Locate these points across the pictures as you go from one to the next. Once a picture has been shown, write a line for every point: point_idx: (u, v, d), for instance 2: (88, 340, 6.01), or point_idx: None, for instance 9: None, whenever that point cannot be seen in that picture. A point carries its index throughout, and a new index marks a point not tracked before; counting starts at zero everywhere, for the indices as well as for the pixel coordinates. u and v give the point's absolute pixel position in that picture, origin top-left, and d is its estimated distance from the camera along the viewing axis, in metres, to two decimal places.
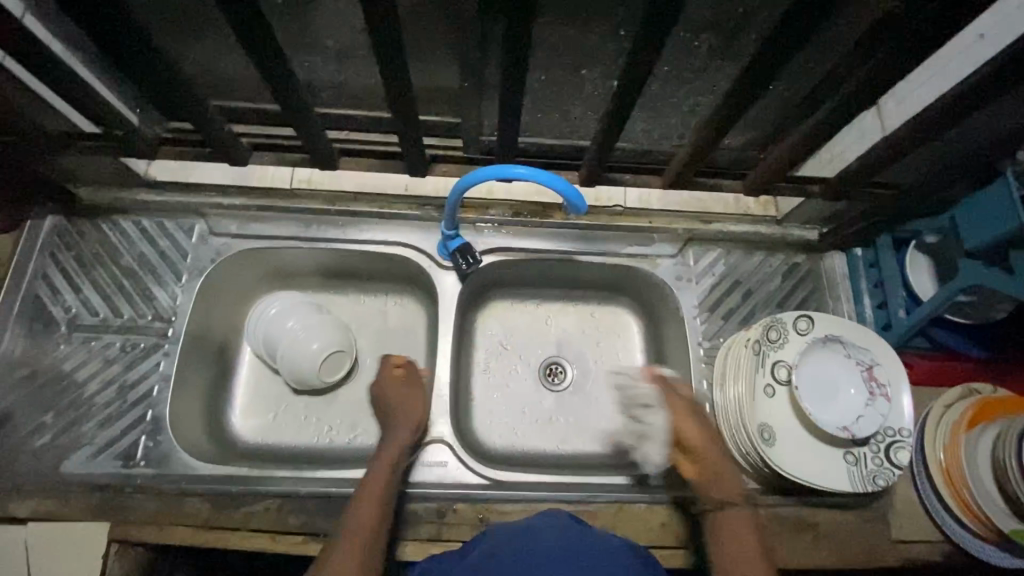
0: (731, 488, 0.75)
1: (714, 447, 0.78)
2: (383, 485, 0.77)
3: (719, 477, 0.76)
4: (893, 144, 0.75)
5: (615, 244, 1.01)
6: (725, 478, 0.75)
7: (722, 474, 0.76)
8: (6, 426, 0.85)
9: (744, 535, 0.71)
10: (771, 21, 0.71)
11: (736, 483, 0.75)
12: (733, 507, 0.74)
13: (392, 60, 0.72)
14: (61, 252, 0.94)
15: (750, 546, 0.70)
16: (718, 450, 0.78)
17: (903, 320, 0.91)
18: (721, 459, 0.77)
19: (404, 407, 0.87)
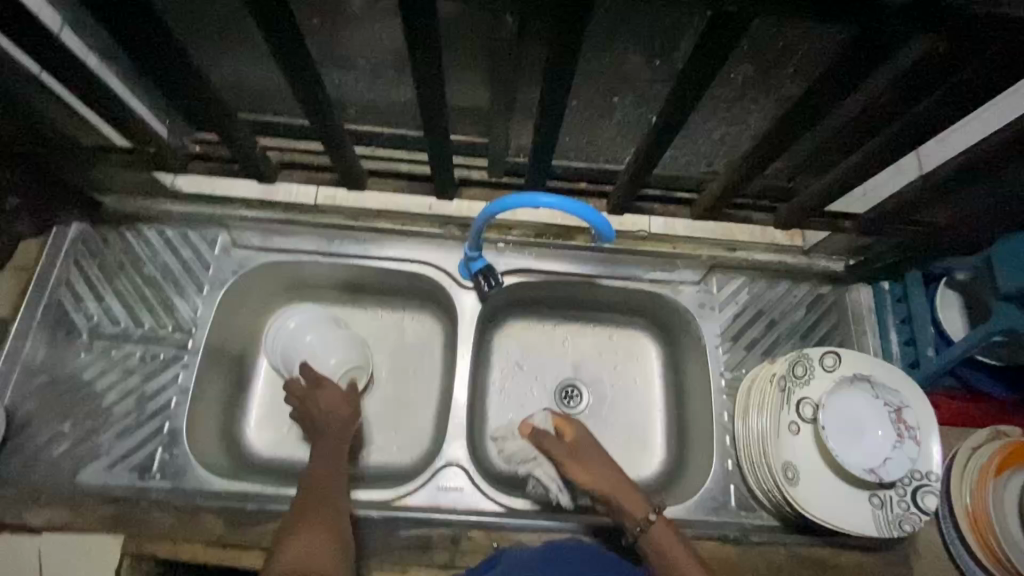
0: (637, 513, 0.78)
1: (614, 478, 0.82)
2: (325, 479, 0.79)
3: (628, 510, 0.78)
4: (932, 184, 0.74)
5: (637, 268, 1.00)
6: (631, 509, 0.78)
7: (625, 502, 0.79)
8: (25, 433, 0.85)
9: (675, 551, 0.74)
10: (813, 56, 0.70)
11: (642, 506, 0.78)
12: (653, 538, 0.76)
13: (426, 83, 0.72)
14: (85, 259, 0.94)
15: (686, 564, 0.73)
16: (599, 472, 0.82)
17: (933, 359, 0.89)
18: (623, 484, 0.81)
19: (327, 402, 0.87)
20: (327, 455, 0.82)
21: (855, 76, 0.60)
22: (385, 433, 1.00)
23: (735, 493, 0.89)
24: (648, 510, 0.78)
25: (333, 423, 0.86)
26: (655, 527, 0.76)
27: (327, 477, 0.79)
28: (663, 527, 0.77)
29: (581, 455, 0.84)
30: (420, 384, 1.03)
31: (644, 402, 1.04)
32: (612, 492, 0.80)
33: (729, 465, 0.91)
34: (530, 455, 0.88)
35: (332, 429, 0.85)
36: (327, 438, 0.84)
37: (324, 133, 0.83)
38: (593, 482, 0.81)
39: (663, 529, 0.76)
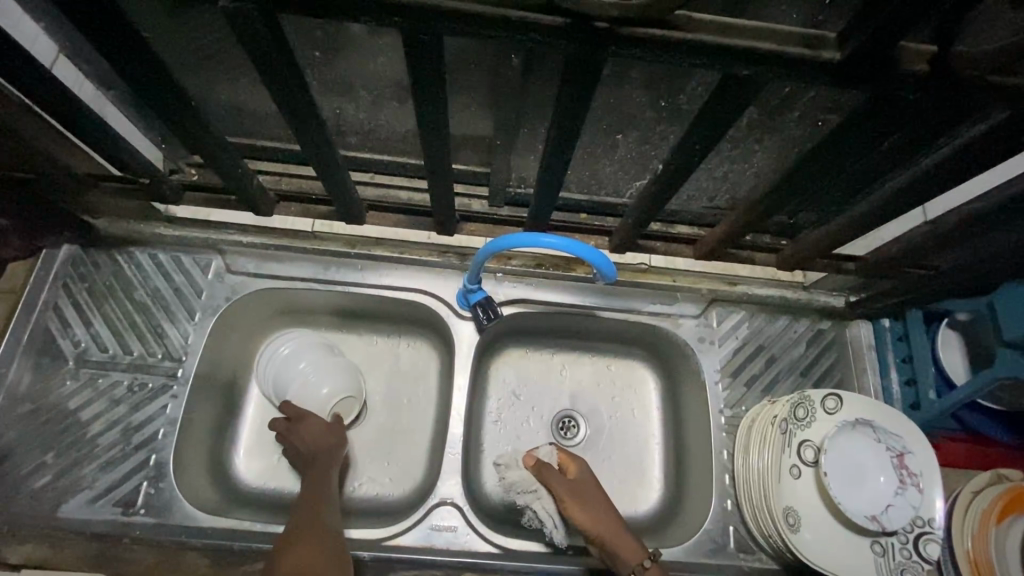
0: (632, 560, 0.75)
1: (611, 521, 0.79)
2: (315, 505, 0.77)
3: (623, 556, 0.76)
4: (935, 231, 0.74)
5: (637, 300, 0.99)
6: (625, 555, 0.76)
7: (619, 547, 0.77)
8: (5, 464, 0.83)
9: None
10: (818, 105, 0.69)
11: (636, 552, 0.76)
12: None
13: (429, 120, 0.71)
14: (75, 283, 0.92)
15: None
16: (596, 513, 0.80)
17: (934, 401, 0.88)
18: (620, 529, 0.79)
19: (309, 428, 0.87)
20: (314, 480, 0.81)
21: (864, 128, 0.59)
22: (378, 464, 0.98)
23: (734, 535, 0.88)
24: (642, 557, 0.75)
25: (320, 450, 0.85)
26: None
27: (316, 504, 0.78)
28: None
29: (580, 490, 0.83)
30: (415, 413, 1.01)
31: (642, 434, 1.02)
32: (608, 536, 0.77)
33: (729, 505, 0.90)
34: (530, 487, 0.85)
35: (317, 455, 0.84)
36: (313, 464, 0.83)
37: (323, 164, 0.82)
38: (591, 521, 0.79)
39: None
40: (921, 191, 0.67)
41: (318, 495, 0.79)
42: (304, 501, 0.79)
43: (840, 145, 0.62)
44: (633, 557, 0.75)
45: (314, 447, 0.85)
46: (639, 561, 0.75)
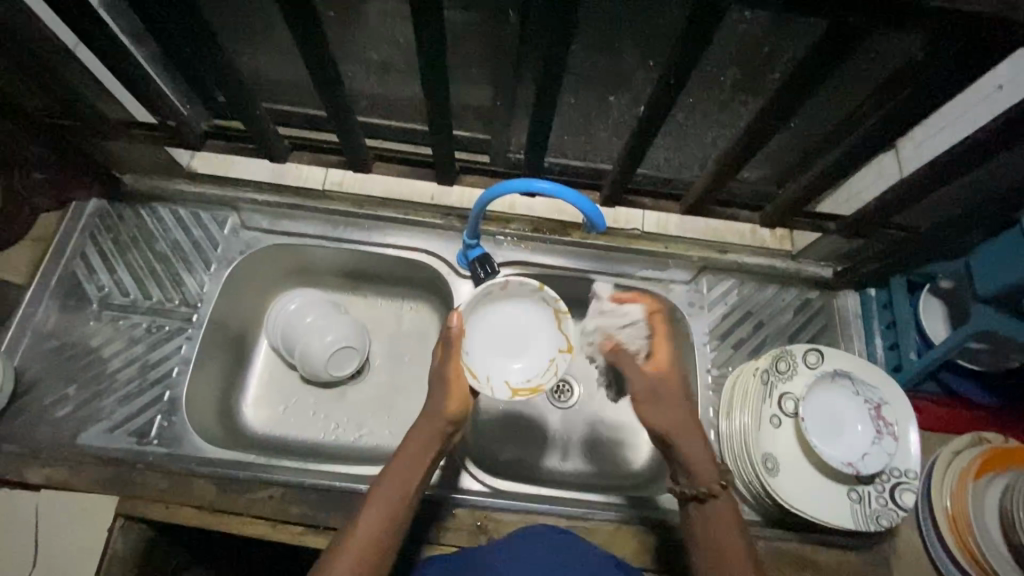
0: (709, 478, 0.74)
1: (698, 447, 0.76)
2: (372, 559, 0.66)
3: (699, 478, 0.74)
4: (909, 186, 0.78)
5: (630, 266, 1.01)
6: (700, 476, 0.74)
7: (700, 462, 0.75)
8: (31, 394, 0.89)
9: (724, 527, 0.72)
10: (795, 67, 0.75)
11: (712, 477, 0.74)
12: (715, 509, 0.73)
13: (435, 75, 0.77)
14: (100, 233, 0.99)
15: (734, 547, 0.70)
16: (678, 416, 0.78)
17: (914, 363, 0.90)
18: (705, 452, 0.76)
19: (414, 455, 0.73)
20: (388, 521, 0.69)
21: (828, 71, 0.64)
22: (377, 417, 1.02)
23: (718, 486, 0.90)
24: (715, 483, 0.74)
25: (411, 491, 0.72)
26: (718, 501, 0.73)
27: (376, 554, 0.66)
28: (725, 504, 0.73)
29: (669, 384, 0.79)
30: (416, 371, 1.05)
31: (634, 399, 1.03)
32: (690, 454, 0.75)
33: (713, 459, 0.92)
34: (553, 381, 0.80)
35: (407, 498, 0.71)
36: (396, 496, 0.70)
37: (335, 120, 0.88)
38: (671, 426, 0.77)
39: (726, 507, 0.73)
40: (882, 139, 0.73)
41: (385, 538, 0.68)
42: (368, 535, 0.67)
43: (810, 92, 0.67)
44: (710, 480, 0.74)
45: (405, 487, 0.71)
46: (716, 485, 0.73)
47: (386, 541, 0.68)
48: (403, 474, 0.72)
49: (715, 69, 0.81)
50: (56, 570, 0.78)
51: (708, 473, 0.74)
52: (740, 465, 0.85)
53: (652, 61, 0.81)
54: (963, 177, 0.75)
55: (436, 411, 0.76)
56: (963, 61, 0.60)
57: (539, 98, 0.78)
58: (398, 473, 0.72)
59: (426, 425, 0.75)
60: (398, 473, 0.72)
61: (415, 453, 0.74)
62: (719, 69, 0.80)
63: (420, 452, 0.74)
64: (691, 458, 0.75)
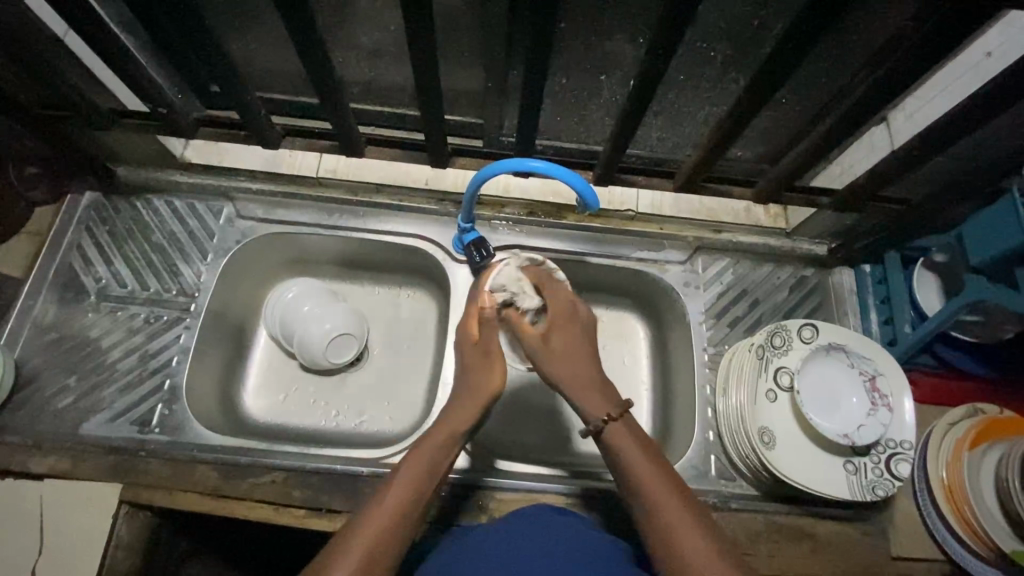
0: (604, 409, 0.71)
1: (585, 378, 0.74)
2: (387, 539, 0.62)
3: (589, 409, 0.72)
4: (900, 157, 0.78)
5: (624, 248, 1.00)
6: (592, 409, 0.71)
7: (594, 395, 0.72)
8: (33, 385, 0.89)
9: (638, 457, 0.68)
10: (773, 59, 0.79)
11: (605, 405, 0.71)
12: (612, 439, 0.69)
13: (425, 60, 0.77)
14: (96, 226, 0.99)
15: (654, 474, 0.66)
16: (580, 362, 0.74)
17: (908, 335, 0.91)
18: (596, 382, 0.74)
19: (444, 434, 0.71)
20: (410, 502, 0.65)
21: (814, 38, 0.65)
22: (378, 403, 1.02)
23: (716, 463, 0.90)
24: (610, 410, 0.71)
25: (434, 477, 0.69)
26: (612, 428, 0.70)
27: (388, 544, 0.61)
28: (623, 429, 0.70)
29: (555, 330, 0.77)
30: (415, 358, 1.05)
31: (632, 381, 1.04)
32: (575, 389, 0.73)
33: (711, 436, 0.92)
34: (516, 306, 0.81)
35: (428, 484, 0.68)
36: (418, 480, 0.67)
37: (328, 107, 0.88)
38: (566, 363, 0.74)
39: (621, 432, 0.69)
40: (871, 109, 0.74)
41: (404, 517, 0.64)
42: (390, 511, 0.64)
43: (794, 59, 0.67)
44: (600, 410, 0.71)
45: (432, 470, 0.69)
46: (612, 411, 0.71)
47: (406, 524, 0.64)
48: (429, 454, 0.69)
49: (705, 44, 0.81)
50: (61, 557, 0.79)
51: (607, 407, 0.71)
52: (738, 440, 0.86)
53: (641, 38, 0.82)
54: (952, 147, 0.76)
55: (467, 394, 0.75)
56: (949, 26, 0.61)
57: (529, 79, 0.79)
58: (426, 459, 0.69)
59: (458, 411, 0.73)
60: (426, 454, 0.69)
61: (446, 434, 0.71)
62: (708, 44, 0.81)
63: (446, 434, 0.72)
64: (586, 390, 0.73)
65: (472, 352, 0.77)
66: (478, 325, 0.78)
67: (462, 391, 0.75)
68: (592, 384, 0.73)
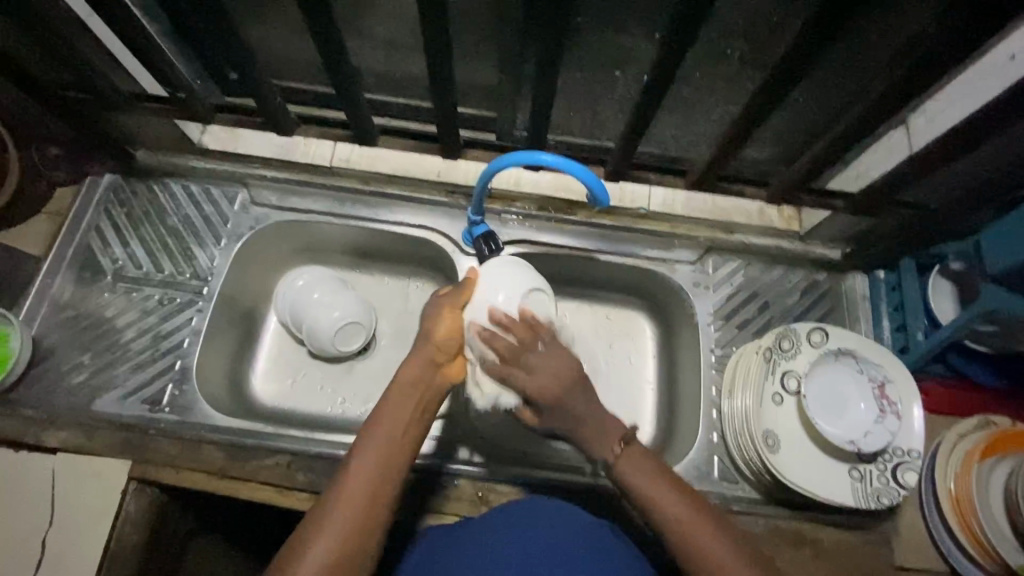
0: (607, 450, 0.68)
1: (590, 422, 0.70)
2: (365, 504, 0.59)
3: (595, 451, 0.69)
4: (919, 161, 0.77)
5: (635, 246, 1.00)
6: (598, 446, 0.69)
7: (596, 437, 0.69)
8: (49, 360, 0.92)
9: (657, 487, 0.65)
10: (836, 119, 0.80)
11: (614, 437, 0.69)
12: (624, 476, 0.67)
13: (438, 51, 0.77)
14: (114, 208, 1.01)
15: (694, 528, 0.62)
16: (591, 415, 0.70)
17: (921, 343, 0.89)
18: (599, 419, 0.70)
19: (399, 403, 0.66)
20: (383, 458, 0.62)
21: (832, 35, 0.64)
22: (383, 393, 1.03)
23: (719, 465, 0.90)
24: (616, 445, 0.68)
25: (405, 431, 0.64)
26: (624, 461, 0.67)
27: (368, 509, 0.59)
28: (636, 458, 0.67)
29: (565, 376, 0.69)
30: None
31: (636, 379, 1.03)
32: (580, 432, 0.70)
33: (714, 437, 0.91)
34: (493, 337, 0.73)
35: (401, 436, 0.64)
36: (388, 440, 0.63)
37: (341, 96, 0.89)
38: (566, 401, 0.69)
39: (636, 462, 0.67)
40: (888, 111, 0.73)
41: (379, 482, 0.60)
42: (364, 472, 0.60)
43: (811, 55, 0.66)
44: (602, 453, 0.69)
45: (401, 423, 0.64)
46: (618, 445, 0.68)
47: (383, 481, 0.61)
48: (396, 407, 0.65)
49: (722, 41, 0.81)
50: (72, 530, 0.81)
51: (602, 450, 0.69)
52: (742, 442, 0.85)
53: (657, 33, 0.81)
54: (972, 153, 0.74)
55: (425, 348, 0.71)
56: (971, 29, 0.60)
57: (542, 73, 0.78)
58: (389, 432, 0.63)
59: (417, 360, 0.70)
60: (387, 425, 0.64)
61: (409, 382, 0.68)
62: (725, 42, 0.80)
63: (411, 384, 0.68)
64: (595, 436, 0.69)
65: (437, 305, 0.75)
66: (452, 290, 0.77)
67: (422, 338, 0.72)
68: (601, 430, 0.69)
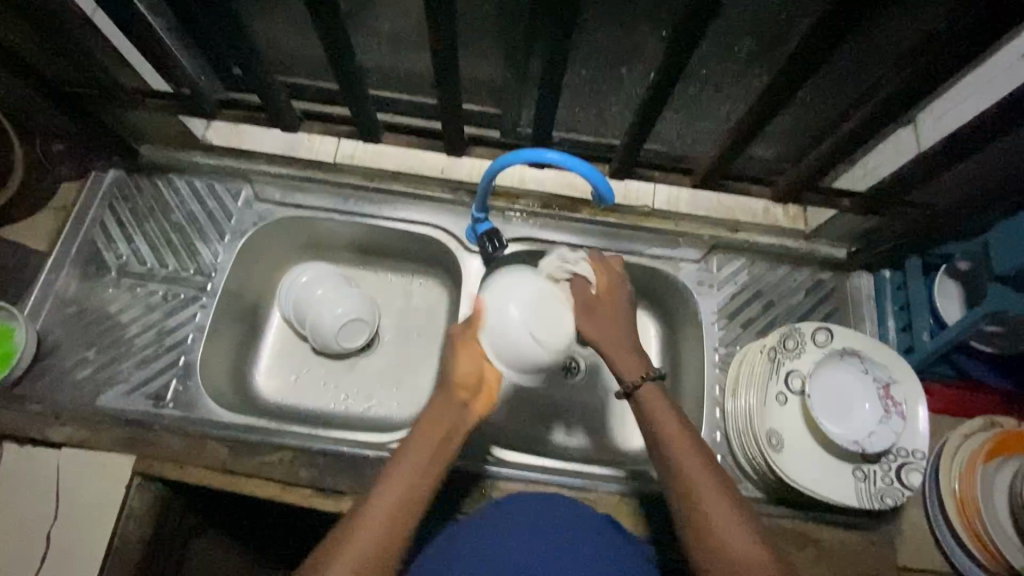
0: (635, 372, 0.71)
1: (615, 340, 0.72)
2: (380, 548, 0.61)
3: (622, 373, 0.71)
4: (928, 159, 0.77)
5: (639, 244, 0.99)
6: (625, 368, 0.71)
7: (625, 359, 0.72)
8: (54, 356, 0.92)
9: (663, 415, 0.69)
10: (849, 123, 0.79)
11: (638, 365, 0.71)
12: (645, 400, 0.70)
13: (444, 47, 0.77)
14: (118, 204, 1.01)
15: (704, 479, 0.65)
16: (621, 339, 0.72)
17: (926, 343, 0.89)
18: (627, 346, 0.72)
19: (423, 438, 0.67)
20: (400, 502, 0.63)
21: (841, 32, 0.63)
22: (386, 389, 1.03)
23: (722, 464, 0.90)
24: (644, 371, 0.71)
25: (426, 474, 0.66)
26: (645, 390, 0.70)
27: (382, 551, 0.61)
28: (656, 392, 0.70)
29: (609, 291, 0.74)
30: (423, 346, 1.06)
31: None
32: (609, 352, 0.72)
33: (718, 436, 0.91)
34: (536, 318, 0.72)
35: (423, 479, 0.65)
36: (409, 482, 0.65)
37: (346, 92, 0.88)
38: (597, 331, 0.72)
39: (656, 396, 0.70)
40: (896, 110, 0.72)
41: (393, 525, 0.62)
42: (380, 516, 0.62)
43: (820, 52, 0.66)
44: (631, 368, 0.71)
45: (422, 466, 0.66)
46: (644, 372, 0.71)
47: (399, 525, 0.62)
48: (420, 450, 0.67)
49: (729, 39, 0.80)
50: (77, 524, 0.82)
51: (630, 374, 0.71)
52: (745, 441, 0.85)
53: (663, 31, 0.81)
54: (982, 152, 0.74)
55: (446, 385, 0.71)
56: (982, 26, 0.60)
57: (548, 69, 0.78)
58: (414, 465, 0.66)
59: (443, 404, 0.69)
60: (412, 459, 0.66)
61: (436, 425, 0.68)
62: (733, 39, 0.80)
63: (436, 429, 0.68)
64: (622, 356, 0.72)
65: (450, 346, 0.73)
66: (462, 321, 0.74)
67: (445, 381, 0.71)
68: (629, 351, 0.72)
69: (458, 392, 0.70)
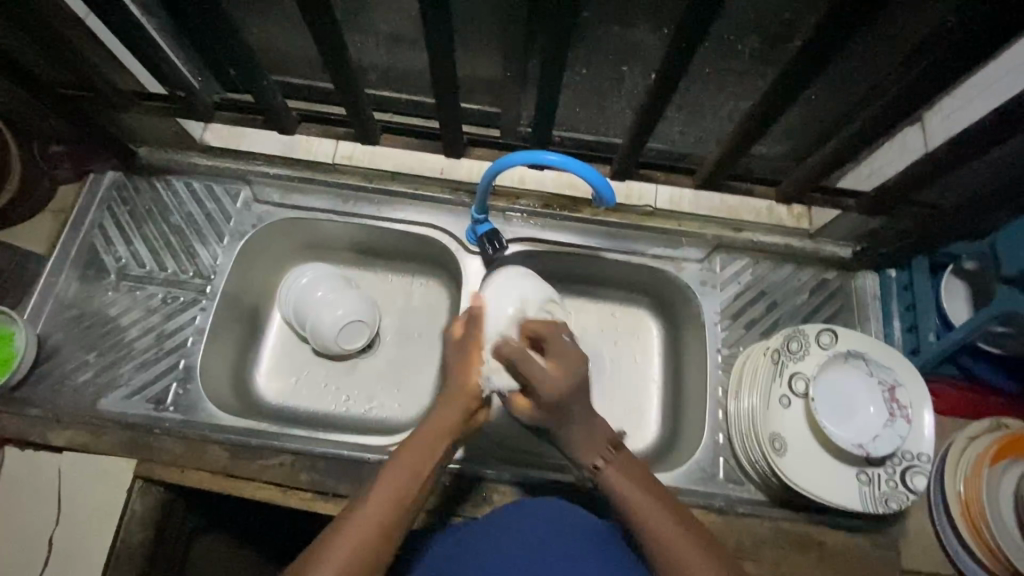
0: (592, 454, 0.71)
1: (581, 427, 0.71)
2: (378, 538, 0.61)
3: (580, 455, 0.72)
4: (935, 159, 0.75)
5: (641, 244, 0.98)
6: (584, 452, 0.71)
7: (582, 444, 0.71)
8: (55, 359, 0.92)
9: (638, 492, 0.68)
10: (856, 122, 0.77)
11: (598, 446, 0.71)
12: (608, 480, 0.70)
13: (441, 48, 0.76)
14: (117, 206, 1.00)
15: (681, 544, 0.64)
16: (581, 428, 0.71)
17: (932, 344, 0.88)
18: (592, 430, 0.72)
19: (426, 444, 0.68)
20: (399, 495, 0.64)
21: (846, 30, 0.62)
22: (387, 391, 1.03)
23: (725, 467, 0.89)
24: (603, 451, 0.71)
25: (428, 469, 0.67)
26: (607, 469, 0.70)
27: (381, 539, 0.61)
28: (622, 467, 0.70)
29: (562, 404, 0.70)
30: (424, 347, 1.05)
31: (641, 379, 1.02)
32: (572, 436, 0.72)
33: (720, 438, 0.90)
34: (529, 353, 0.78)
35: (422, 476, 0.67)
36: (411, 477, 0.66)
37: (343, 93, 0.87)
38: (556, 416, 0.71)
39: (619, 472, 0.70)
40: (902, 109, 0.71)
41: (394, 517, 0.63)
42: (378, 509, 0.63)
43: (823, 51, 0.65)
44: (592, 457, 0.71)
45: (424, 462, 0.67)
46: (606, 451, 0.71)
47: (400, 516, 0.63)
48: (420, 450, 0.68)
49: (732, 36, 0.79)
50: (79, 527, 0.82)
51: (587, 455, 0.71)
52: (748, 444, 0.84)
53: (665, 28, 0.79)
54: (992, 151, 0.72)
55: (452, 394, 0.72)
56: (990, 24, 0.58)
57: (547, 69, 0.77)
58: (415, 462, 0.67)
59: (447, 405, 0.71)
60: (414, 453, 0.67)
61: (437, 427, 0.70)
62: (736, 36, 0.78)
63: (438, 430, 0.70)
64: (582, 445, 0.71)
65: (456, 352, 0.75)
66: (462, 323, 0.78)
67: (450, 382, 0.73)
68: (592, 438, 0.71)
69: (463, 395, 0.72)
